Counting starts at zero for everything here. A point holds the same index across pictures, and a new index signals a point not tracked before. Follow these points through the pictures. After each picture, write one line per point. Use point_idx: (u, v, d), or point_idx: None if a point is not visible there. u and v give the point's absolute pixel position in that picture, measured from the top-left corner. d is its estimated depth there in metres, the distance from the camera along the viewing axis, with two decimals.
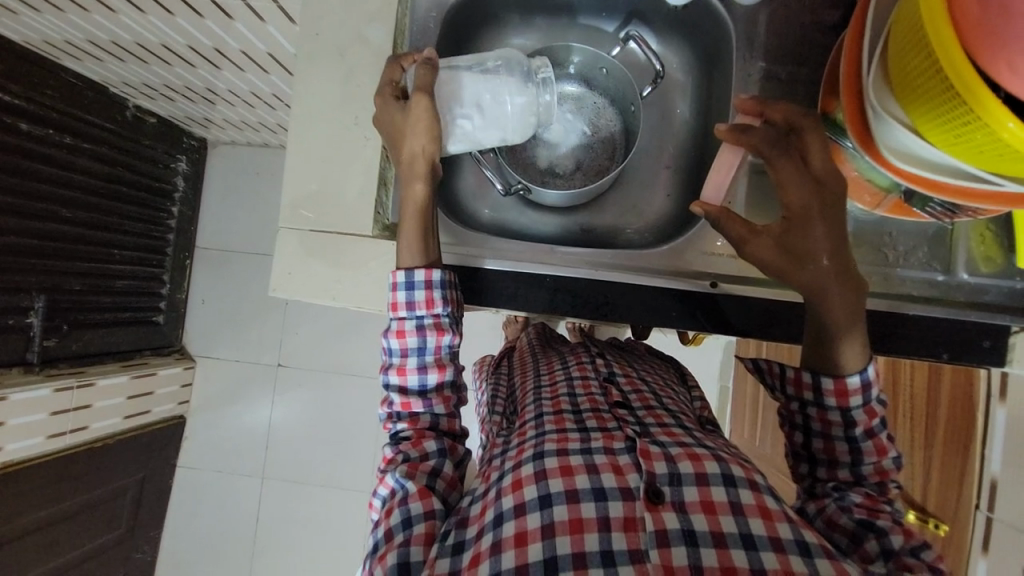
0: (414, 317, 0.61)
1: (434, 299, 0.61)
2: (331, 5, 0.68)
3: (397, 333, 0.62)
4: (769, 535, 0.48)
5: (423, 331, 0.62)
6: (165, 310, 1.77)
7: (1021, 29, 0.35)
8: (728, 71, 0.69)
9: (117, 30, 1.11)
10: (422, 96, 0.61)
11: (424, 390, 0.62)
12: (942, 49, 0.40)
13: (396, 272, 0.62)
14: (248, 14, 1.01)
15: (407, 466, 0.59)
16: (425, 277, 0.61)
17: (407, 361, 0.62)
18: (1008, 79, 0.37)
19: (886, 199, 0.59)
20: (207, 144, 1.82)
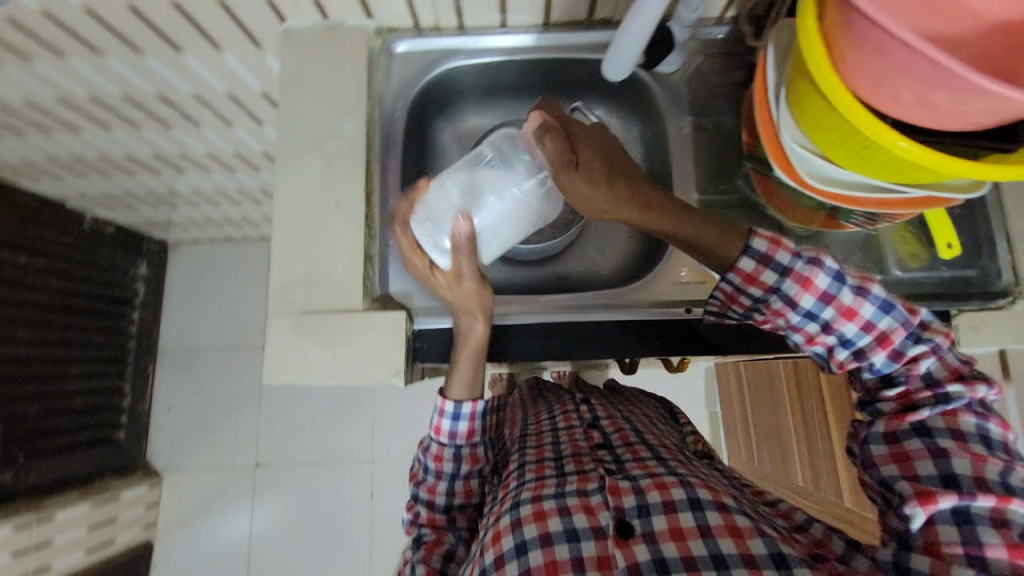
0: (454, 445, 0.72)
1: (475, 429, 0.72)
2: (305, 107, 0.75)
3: (435, 458, 0.72)
4: (740, 553, 0.50)
5: (460, 457, 0.73)
6: (127, 423, 1.65)
7: (893, 70, 0.44)
8: (663, 124, 0.79)
9: (81, 147, 1.14)
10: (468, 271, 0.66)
11: (449, 507, 0.74)
12: (835, 94, 0.49)
13: (444, 402, 0.70)
14: (214, 122, 1.07)
15: (426, 550, 0.70)
16: (471, 409, 0.70)
17: (438, 482, 0.73)
18: (892, 107, 0.47)
19: (817, 216, 0.67)
20: (168, 245, 1.81)
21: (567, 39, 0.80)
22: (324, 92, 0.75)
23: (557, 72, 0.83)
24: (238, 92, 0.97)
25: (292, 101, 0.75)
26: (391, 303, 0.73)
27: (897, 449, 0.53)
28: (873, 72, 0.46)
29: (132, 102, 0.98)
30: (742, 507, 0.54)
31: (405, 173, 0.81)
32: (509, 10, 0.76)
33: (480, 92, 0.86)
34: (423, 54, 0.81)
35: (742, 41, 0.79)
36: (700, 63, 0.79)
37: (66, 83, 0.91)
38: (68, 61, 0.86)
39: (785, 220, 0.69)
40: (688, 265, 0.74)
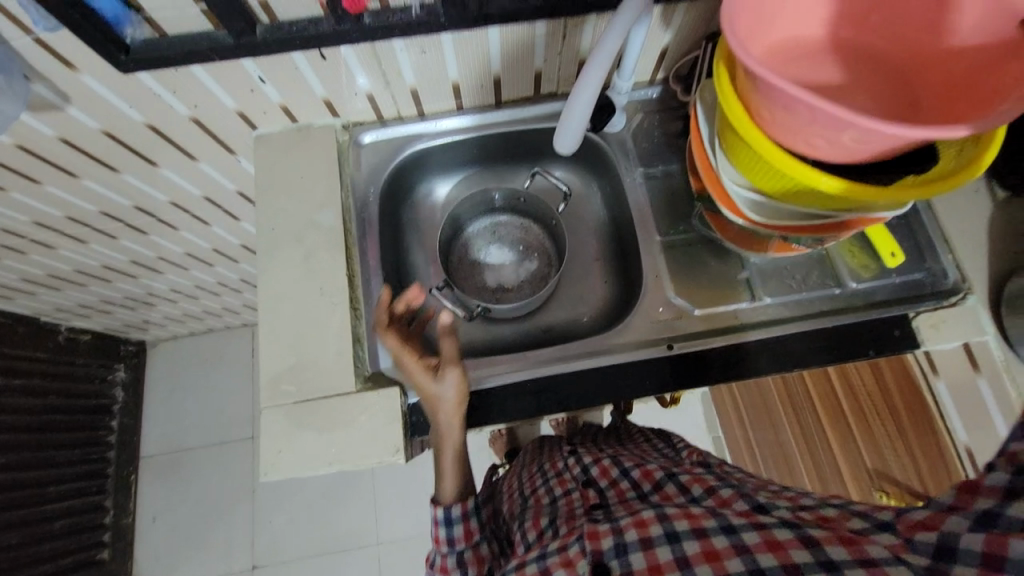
0: (454, 553, 0.71)
1: (471, 529, 0.72)
2: (282, 204, 0.79)
3: (441, 570, 0.71)
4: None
5: (464, 563, 0.70)
6: (111, 542, 1.55)
7: (797, 121, 0.51)
8: (618, 176, 0.86)
9: (56, 263, 1.15)
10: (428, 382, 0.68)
11: None
12: (758, 143, 0.55)
13: (436, 509, 0.73)
14: (192, 223, 1.10)
15: None
16: (461, 510, 0.72)
17: None
18: (806, 149, 0.54)
19: (771, 243, 0.73)
20: (146, 345, 1.78)
21: (519, 114, 0.87)
22: (299, 188, 0.80)
23: (515, 141, 0.90)
24: (214, 193, 1.01)
25: (270, 201, 0.79)
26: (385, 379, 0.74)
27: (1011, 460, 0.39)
28: (784, 123, 0.52)
29: (108, 215, 1.01)
30: (722, 522, 0.49)
31: (384, 250, 0.84)
32: (463, 96, 0.84)
33: (446, 168, 0.92)
34: (389, 142, 0.87)
35: (675, 98, 0.87)
36: (641, 120, 0.87)
37: (43, 207, 0.94)
38: (45, 187, 0.88)
39: (743, 249, 0.75)
40: (663, 303, 0.78)
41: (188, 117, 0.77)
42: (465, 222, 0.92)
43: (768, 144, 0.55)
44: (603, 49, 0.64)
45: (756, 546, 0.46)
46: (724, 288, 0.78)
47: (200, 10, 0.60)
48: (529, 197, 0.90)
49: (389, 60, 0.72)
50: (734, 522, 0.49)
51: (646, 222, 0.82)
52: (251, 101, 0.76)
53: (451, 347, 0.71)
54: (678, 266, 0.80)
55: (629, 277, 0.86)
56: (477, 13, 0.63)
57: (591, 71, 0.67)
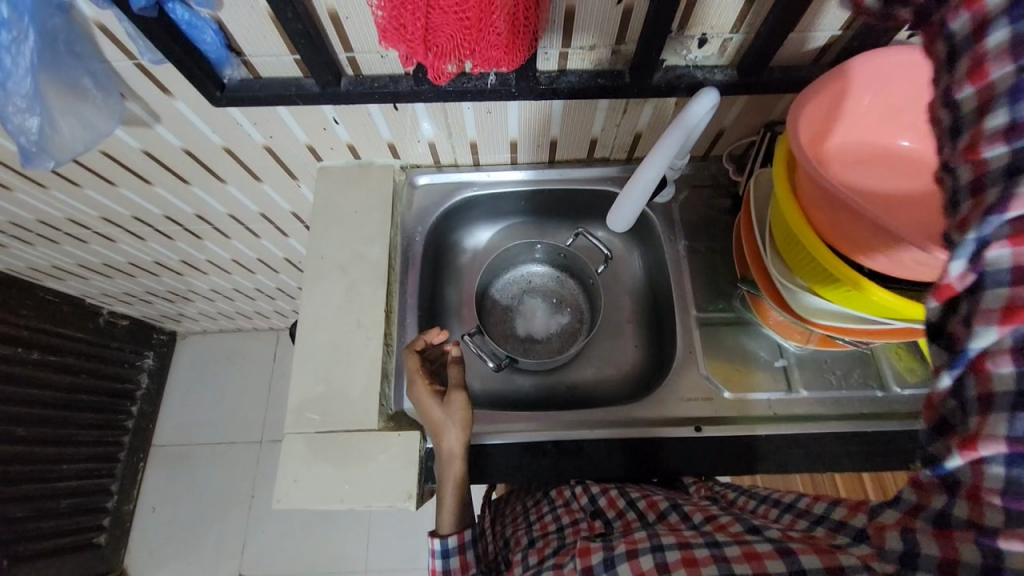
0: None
1: (469, 560, 0.69)
2: (334, 234, 0.82)
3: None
4: None
5: None
6: (110, 526, 1.56)
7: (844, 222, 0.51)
8: (661, 246, 0.86)
9: (112, 254, 1.22)
10: (431, 412, 0.69)
11: None
12: (805, 234, 0.55)
13: (432, 539, 0.69)
14: (244, 233, 1.16)
15: None
16: (458, 541, 0.69)
17: None
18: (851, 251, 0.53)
19: (812, 334, 0.72)
20: (177, 336, 1.84)
21: (570, 174, 0.90)
22: (351, 221, 0.83)
23: (562, 198, 0.92)
24: (269, 211, 1.06)
25: (322, 230, 0.82)
26: (406, 421, 0.75)
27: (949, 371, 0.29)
28: (834, 221, 0.52)
29: (170, 219, 1.07)
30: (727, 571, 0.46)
31: (423, 290, 0.86)
32: (519, 151, 0.87)
33: (491, 215, 0.95)
34: (441, 186, 0.90)
35: (726, 176, 0.88)
36: (690, 193, 0.88)
37: (113, 206, 1.00)
38: (120, 188, 0.95)
39: (783, 337, 0.73)
40: (695, 381, 0.76)
41: (262, 145, 0.83)
42: (500, 270, 0.93)
43: (817, 243, 0.55)
44: (670, 135, 0.66)
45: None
46: (758, 372, 0.76)
47: (294, 59, 0.65)
48: (573, 256, 0.91)
49: (456, 115, 0.77)
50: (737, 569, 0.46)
51: (685, 296, 0.82)
52: (321, 138, 0.80)
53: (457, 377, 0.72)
54: (713, 345, 0.78)
55: (661, 347, 0.85)
56: (546, 86, 0.67)
57: (656, 151, 0.69)
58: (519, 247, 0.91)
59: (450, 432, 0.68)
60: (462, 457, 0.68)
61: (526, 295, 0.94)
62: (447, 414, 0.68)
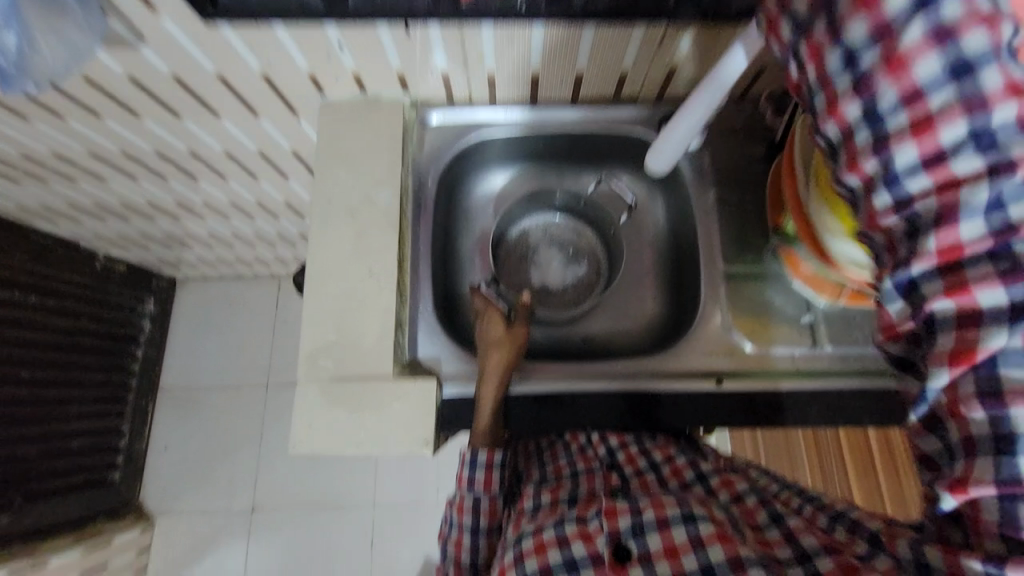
0: (472, 495, 0.70)
1: (493, 478, 0.70)
2: (340, 175, 0.77)
3: (457, 508, 0.71)
4: (730, 560, 0.51)
5: (478, 508, 0.70)
6: (124, 464, 1.60)
7: None
8: (688, 195, 0.82)
9: (103, 194, 1.16)
10: (489, 327, 0.72)
11: (477, 566, 0.70)
12: None
13: (465, 451, 0.70)
14: (242, 175, 1.09)
15: None
16: (487, 458, 0.69)
17: (463, 535, 0.70)
18: None
19: (845, 290, 0.69)
20: (176, 282, 1.81)
21: (593, 115, 0.84)
22: (359, 160, 0.78)
23: (584, 143, 0.86)
24: (268, 150, 1.00)
25: (328, 170, 0.77)
26: (421, 370, 0.73)
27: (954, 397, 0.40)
28: None
29: (162, 157, 1.01)
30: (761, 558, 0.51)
31: (435, 235, 0.83)
32: (540, 88, 0.80)
33: (506, 157, 0.89)
34: (455, 125, 0.84)
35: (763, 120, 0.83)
36: (723, 137, 0.83)
37: (102, 141, 0.94)
38: (106, 121, 0.88)
39: (813, 291, 0.71)
40: (717, 336, 0.75)
41: (259, 74, 0.76)
42: (515, 217, 0.89)
43: None
44: (710, 87, 0.63)
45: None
46: (782, 326, 0.74)
47: None
48: (598, 210, 0.87)
49: (474, 43, 0.69)
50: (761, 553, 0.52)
51: (712, 248, 0.78)
52: (325, 66, 0.73)
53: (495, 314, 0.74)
54: (737, 298, 0.76)
55: (682, 300, 0.83)
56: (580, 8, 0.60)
57: (693, 105, 0.66)
58: (534, 197, 0.88)
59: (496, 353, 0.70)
60: (502, 379, 0.69)
61: (541, 244, 0.90)
62: (507, 334, 0.71)
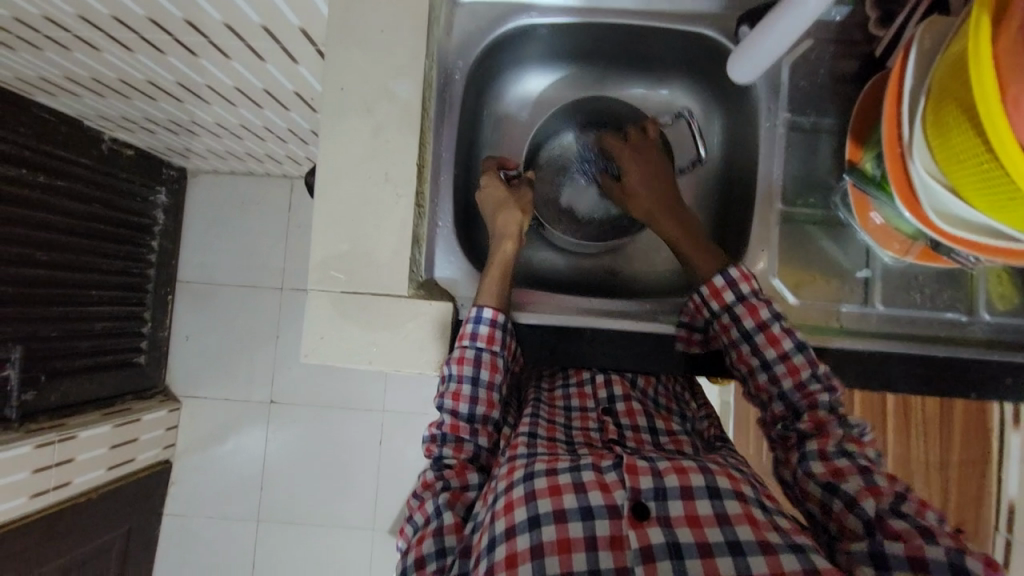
0: (475, 348, 0.64)
1: (496, 335, 0.65)
2: (356, 60, 0.66)
3: (456, 360, 0.63)
4: (758, 541, 0.50)
5: (479, 361, 0.64)
6: (148, 349, 1.67)
7: None
8: (757, 120, 0.71)
9: (98, 67, 1.04)
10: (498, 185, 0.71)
11: (473, 420, 0.64)
12: (977, 78, 0.42)
13: (470, 307, 0.66)
14: (247, 56, 0.97)
15: (449, 494, 0.62)
16: (492, 316, 0.65)
17: (462, 387, 0.64)
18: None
19: (915, 246, 0.61)
20: (187, 173, 1.74)
21: (654, 6, 0.71)
22: (377, 43, 0.66)
23: (639, 40, 0.75)
24: (275, 26, 0.87)
25: (340, 52, 0.66)
26: (437, 290, 0.70)
27: (833, 466, 0.55)
28: None
29: (157, 26, 0.88)
30: (790, 541, 0.51)
31: (460, 142, 0.74)
32: None
33: (546, 54, 0.77)
34: (491, 6, 0.72)
35: (861, 30, 0.69)
36: (808, 49, 0.70)
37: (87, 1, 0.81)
38: None
39: (878, 244, 0.64)
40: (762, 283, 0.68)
41: None
42: (558, 130, 0.80)
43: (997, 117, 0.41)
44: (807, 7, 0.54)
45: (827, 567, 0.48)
46: (833, 278, 0.68)
47: None
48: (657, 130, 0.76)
49: None
50: (800, 542, 0.51)
51: (773, 183, 0.69)
52: None
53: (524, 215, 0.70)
54: (789, 244, 0.69)
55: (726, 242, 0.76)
56: None
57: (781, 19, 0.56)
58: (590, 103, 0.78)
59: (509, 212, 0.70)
60: (515, 231, 0.69)
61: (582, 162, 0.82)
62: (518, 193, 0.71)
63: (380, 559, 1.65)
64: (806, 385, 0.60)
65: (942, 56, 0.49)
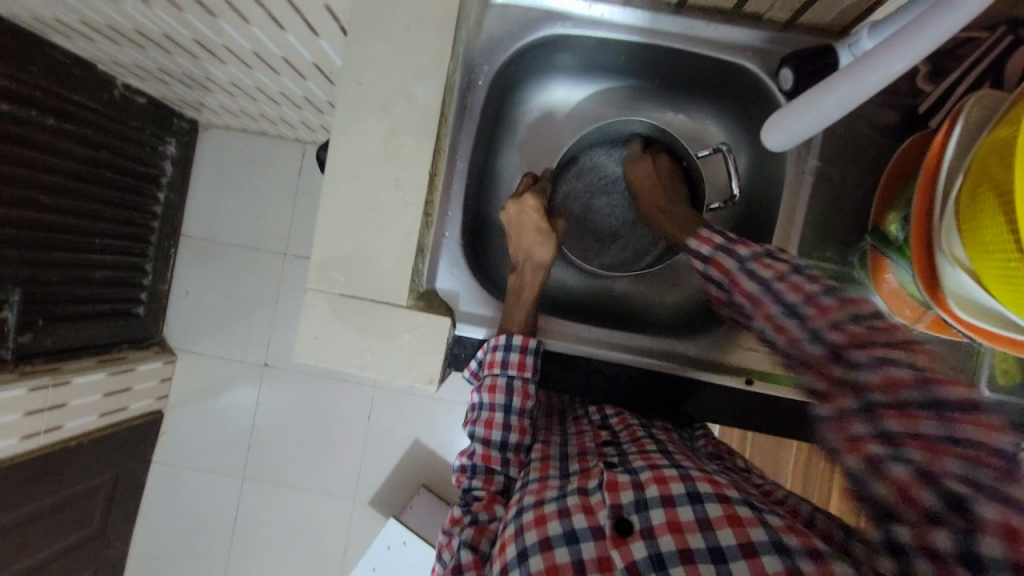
0: (506, 375, 0.65)
1: (526, 362, 0.65)
2: (377, 55, 0.63)
3: (488, 389, 0.65)
4: (739, 543, 0.50)
5: (511, 389, 0.65)
6: (147, 300, 1.68)
7: None
8: (782, 163, 0.69)
9: (115, 16, 1.00)
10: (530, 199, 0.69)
11: (505, 448, 0.65)
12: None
13: (498, 335, 0.67)
14: (267, 22, 0.93)
15: (475, 530, 0.61)
16: (522, 341, 0.65)
17: (495, 416, 0.65)
18: None
19: (927, 315, 0.59)
20: (198, 126, 1.71)
21: (695, 30, 0.69)
22: (401, 38, 0.63)
23: (672, 62, 0.72)
24: None
25: (362, 44, 0.63)
26: (437, 301, 0.69)
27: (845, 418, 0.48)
28: None
29: None
30: (775, 538, 0.50)
31: (477, 149, 0.73)
32: None
33: (576, 67, 0.76)
34: (522, 11, 0.69)
35: (906, 81, 0.66)
36: None
37: None
38: None
39: (888, 308, 0.62)
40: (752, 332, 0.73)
41: None
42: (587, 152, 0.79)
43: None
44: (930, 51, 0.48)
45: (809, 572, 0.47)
46: None
47: None
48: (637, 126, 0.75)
49: None
50: (788, 542, 0.49)
51: (789, 233, 0.68)
52: None
53: (552, 245, 0.68)
54: None
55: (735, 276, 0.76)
56: None
57: (925, 29, 0.47)
58: (662, 136, 0.75)
59: (537, 243, 0.69)
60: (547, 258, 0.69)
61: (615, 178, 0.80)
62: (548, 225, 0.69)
63: (357, 529, 1.69)
64: (778, 322, 0.53)
65: (986, 135, 0.47)
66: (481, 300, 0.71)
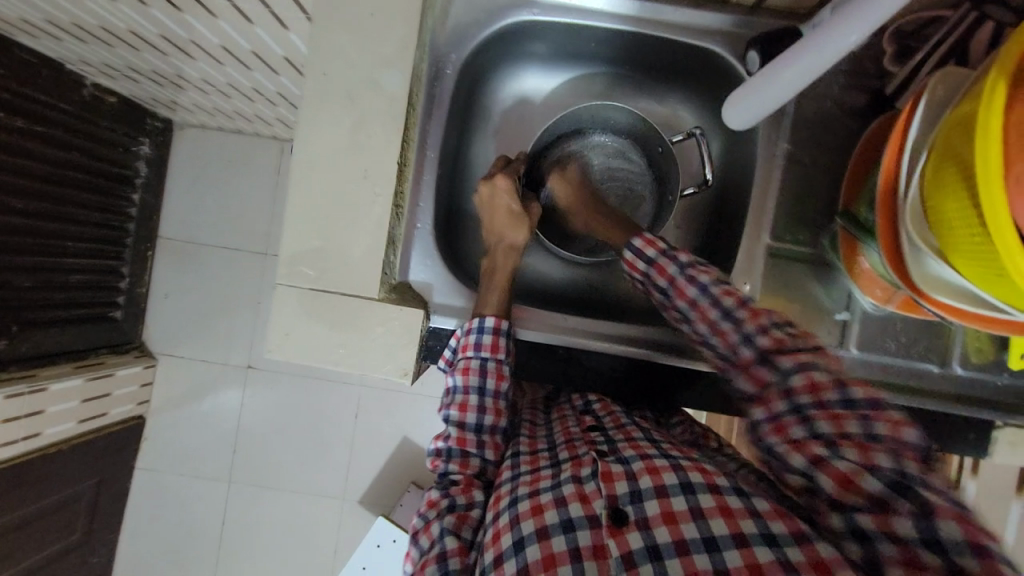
0: (479, 357, 0.64)
1: (500, 344, 0.65)
2: (343, 44, 0.62)
3: (462, 371, 0.64)
4: (732, 534, 0.50)
5: (485, 370, 0.64)
6: (124, 304, 1.64)
7: None
8: (755, 146, 0.69)
9: (78, 12, 0.97)
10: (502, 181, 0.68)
11: (480, 429, 0.64)
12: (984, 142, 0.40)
13: (471, 318, 0.66)
14: (233, 14, 0.91)
15: (454, 517, 0.61)
16: (494, 324, 0.64)
17: (468, 398, 0.64)
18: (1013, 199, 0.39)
19: (897, 295, 0.60)
20: (173, 125, 1.67)
21: (666, 15, 0.68)
22: (366, 26, 0.62)
23: (642, 47, 0.72)
24: None
25: (326, 32, 0.62)
26: (410, 294, 0.69)
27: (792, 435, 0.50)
28: None
29: None
30: (764, 530, 0.49)
31: (448, 138, 0.72)
32: None
33: (547, 54, 0.75)
34: None
35: (874, 63, 0.66)
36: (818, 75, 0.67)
37: None
38: None
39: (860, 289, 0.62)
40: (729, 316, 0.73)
41: None
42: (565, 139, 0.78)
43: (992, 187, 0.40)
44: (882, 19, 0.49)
45: (800, 561, 0.47)
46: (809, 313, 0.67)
47: None
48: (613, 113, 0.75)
49: None
50: (775, 531, 0.49)
51: (761, 217, 0.68)
52: None
53: (525, 230, 0.68)
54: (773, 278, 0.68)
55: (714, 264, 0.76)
56: None
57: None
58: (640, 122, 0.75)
59: (511, 227, 0.68)
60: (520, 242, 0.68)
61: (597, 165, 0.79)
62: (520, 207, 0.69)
63: (348, 529, 1.68)
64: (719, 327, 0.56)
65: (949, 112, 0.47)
66: (455, 292, 0.71)
